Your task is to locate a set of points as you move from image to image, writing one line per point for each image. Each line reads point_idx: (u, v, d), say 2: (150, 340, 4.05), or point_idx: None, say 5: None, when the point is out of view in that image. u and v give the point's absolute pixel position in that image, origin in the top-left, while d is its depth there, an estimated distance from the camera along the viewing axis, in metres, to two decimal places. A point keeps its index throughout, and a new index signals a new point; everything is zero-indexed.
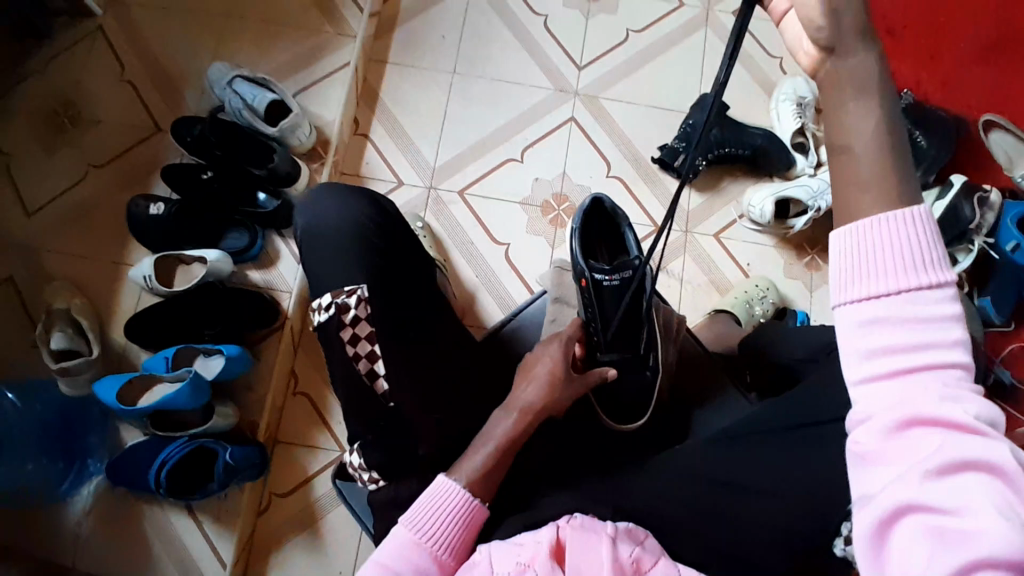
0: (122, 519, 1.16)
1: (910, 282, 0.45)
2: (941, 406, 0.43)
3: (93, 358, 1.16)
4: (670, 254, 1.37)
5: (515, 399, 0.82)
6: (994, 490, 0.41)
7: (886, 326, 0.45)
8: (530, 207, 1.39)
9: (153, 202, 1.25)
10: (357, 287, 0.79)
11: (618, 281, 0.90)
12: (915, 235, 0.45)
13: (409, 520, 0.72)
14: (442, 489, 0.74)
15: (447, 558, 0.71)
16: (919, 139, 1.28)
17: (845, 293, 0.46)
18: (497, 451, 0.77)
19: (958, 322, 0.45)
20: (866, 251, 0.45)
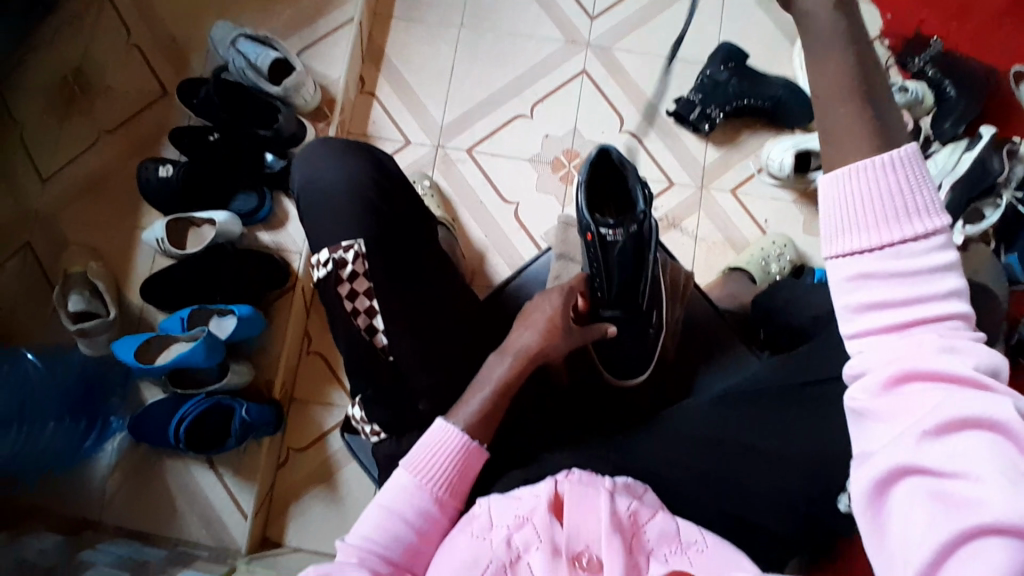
0: (146, 473, 1.20)
1: (901, 228, 0.43)
2: (940, 360, 0.41)
3: (111, 319, 1.19)
4: (684, 212, 1.34)
5: (514, 342, 0.82)
6: (998, 449, 0.38)
7: (877, 274, 0.44)
8: (540, 164, 1.36)
9: (162, 164, 1.26)
10: (354, 243, 0.79)
11: (622, 236, 0.86)
12: (903, 178, 0.44)
13: (410, 464, 0.72)
14: (441, 432, 0.74)
15: (447, 498, 0.72)
16: (947, 89, 1.23)
17: (835, 244, 0.45)
18: (494, 396, 0.76)
19: (953, 270, 0.43)
20: (850, 199, 0.44)
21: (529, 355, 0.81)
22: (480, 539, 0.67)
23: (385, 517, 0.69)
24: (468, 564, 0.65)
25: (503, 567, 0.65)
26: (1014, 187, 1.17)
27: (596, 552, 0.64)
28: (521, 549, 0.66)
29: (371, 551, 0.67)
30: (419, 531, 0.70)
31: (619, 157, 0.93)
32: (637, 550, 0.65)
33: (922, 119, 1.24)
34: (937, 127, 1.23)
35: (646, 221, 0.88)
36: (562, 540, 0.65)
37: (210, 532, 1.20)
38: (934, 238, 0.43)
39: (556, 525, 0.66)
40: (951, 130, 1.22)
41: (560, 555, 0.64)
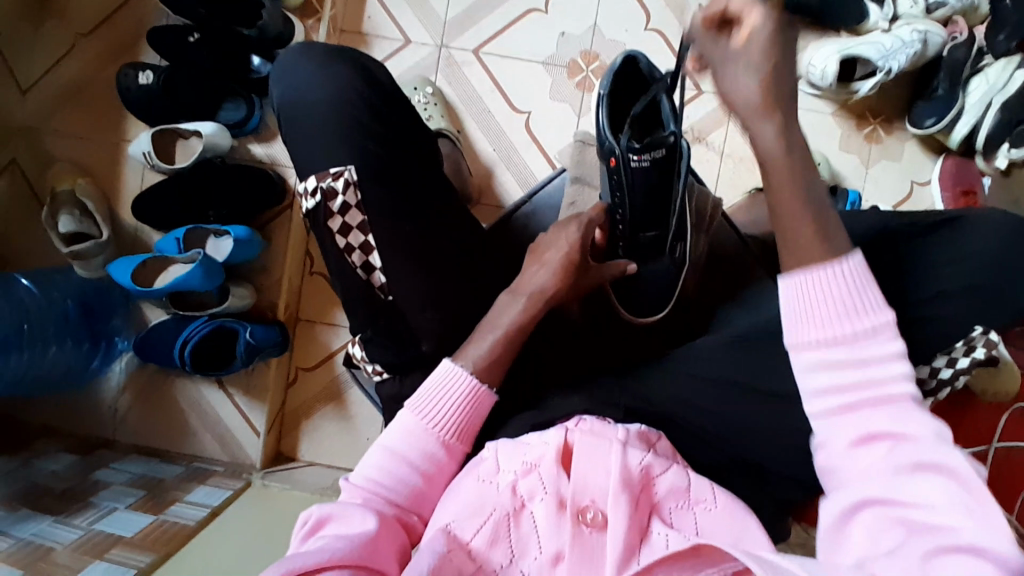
0: (157, 392, 1.22)
1: (850, 324, 0.53)
2: (894, 421, 0.51)
3: (104, 240, 1.14)
4: (709, 125, 1.23)
5: (528, 282, 0.77)
6: (949, 488, 0.47)
7: (838, 375, 0.53)
8: (554, 68, 1.24)
9: (142, 71, 1.16)
10: (343, 169, 0.73)
11: (648, 162, 0.79)
12: (849, 280, 0.54)
13: (414, 406, 0.69)
14: (447, 374, 0.71)
15: (456, 443, 0.69)
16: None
17: (796, 339, 0.55)
18: (505, 338, 0.73)
19: (898, 353, 0.53)
20: (805, 304, 0.54)
21: (545, 295, 0.76)
22: (485, 484, 0.65)
23: (391, 460, 0.67)
24: (474, 509, 0.64)
25: (508, 515, 0.63)
26: None
27: (601, 507, 0.62)
28: (527, 498, 0.64)
29: (375, 491, 0.66)
30: (423, 474, 0.67)
31: (645, 66, 0.83)
32: (645, 503, 0.64)
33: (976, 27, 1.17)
34: (992, 40, 1.08)
35: (677, 143, 0.79)
36: (568, 492, 0.63)
37: (225, 449, 1.22)
38: (882, 330, 0.53)
39: (563, 476, 0.64)
40: (1004, 45, 1.07)
41: (564, 508, 0.62)
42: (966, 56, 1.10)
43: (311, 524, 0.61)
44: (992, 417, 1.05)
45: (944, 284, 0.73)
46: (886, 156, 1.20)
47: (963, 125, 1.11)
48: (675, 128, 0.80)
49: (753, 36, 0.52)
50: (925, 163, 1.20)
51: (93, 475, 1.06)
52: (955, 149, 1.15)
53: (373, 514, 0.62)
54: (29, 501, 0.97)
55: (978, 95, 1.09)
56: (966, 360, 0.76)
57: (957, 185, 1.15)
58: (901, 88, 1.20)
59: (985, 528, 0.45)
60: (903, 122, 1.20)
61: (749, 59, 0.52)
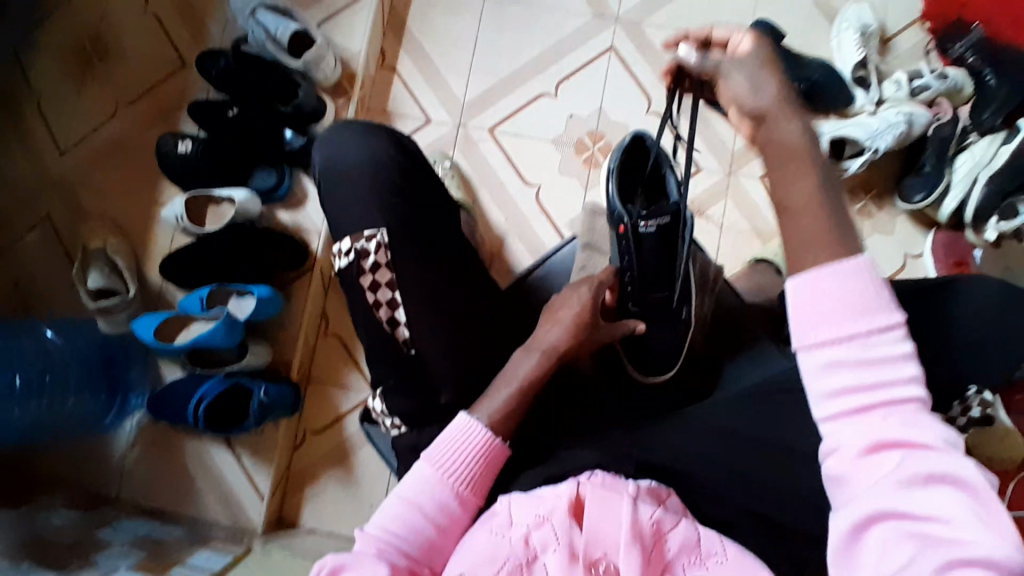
0: (165, 450, 1.22)
1: (861, 326, 0.50)
2: (907, 431, 0.49)
3: (130, 297, 1.18)
4: (710, 198, 1.30)
5: (543, 338, 0.80)
6: (961, 500, 0.46)
7: (849, 382, 0.50)
8: (563, 146, 1.33)
9: (182, 139, 1.24)
10: (376, 232, 0.78)
11: (654, 228, 0.85)
12: (856, 280, 0.51)
13: (430, 456, 0.70)
14: (464, 425, 0.72)
15: (468, 494, 0.70)
16: (987, 77, 1.16)
17: (804, 339, 0.52)
18: (519, 390, 0.75)
19: (910, 358, 0.50)
20: (810, 303, 0.52)
21: (560, 350, 0.79)
22: (498, 536, 0.66)
23: (402, 508, 0.67)
24: (487, 560, 0.64)
25: (520, 566, 0.64)
26: None
27: (613, 560, 0.63)
28: (540, 548, 0.65)
29: (388, 540, 0.65)
30: (436, 524, 0.68)
31: (654, 150, 0.89)
32: (656, 560, 0.64)
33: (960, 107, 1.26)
34: (977, 117, 1.17)
35: (682, 213, 0.85)
36: (580, 543, 0.64)
37: (228, 511, 1.21)
38: (894, 331, 0.50)
39: (576, 528, 0.65)
40: (991, 121, 1.15)
41: (577, 561, 0.63)
42: (952, 133, 1.19)
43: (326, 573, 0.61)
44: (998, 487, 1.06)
45: (940, 348, 0.77)
46: (878, 231, 1.27)
47: (951, 199, 1.18)
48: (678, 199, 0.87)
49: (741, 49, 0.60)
50: (917, 237, 1.26)
51: (96, 533, 1.04)
52: (945, 222, 1.22)
53: (386, 563, 0.63)
54: (32, 553, 0.95)
55: (966, 169, 1.16)
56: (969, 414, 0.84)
57: (950, 257, 1.21)
58: (891, 167, 1.28)
59: (1000, 543, 0.43)
60: (892, 199, 1.27)
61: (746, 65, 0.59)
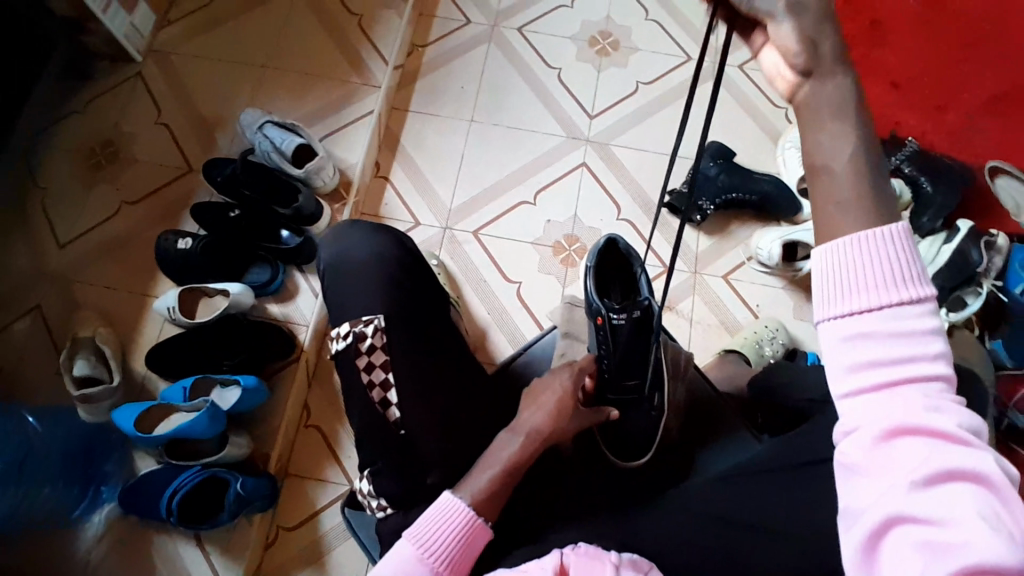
0: (131, 549, 1.16)
1: (888, 298, 0.48)
2: (928, 418, 0.47)
3: (116, 385, 1.19)
4: (679, 294, 1.40)
5: (522, 422, 0.84)
6: (977, 498, 0.44)
7: (875, 355, 0.48)
8: (542, 247, 1.43)
9: (182, 237, 1.31)
10: (374, 317, 0.83)
11: (626, 320, 0.92)
12: (890, 250, 0.48)
13: (412, 534, 0.72)
14: (447, 502, 0.75)
15: (447, 573, 0.71)
16: (923, 184, 1.34)
17: (829, 310, 0.50)
18: (503, 472, 0.77)
19: (937, 336, 0.48)
20: (840, 275, 0.49)
21: (543, 437, 0.82)
22: None
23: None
24: None
25: None
26: (994, 276, 1.24)
27: None
28: None
29: None
30: None
31: (625, 247, 0.99)
32: None
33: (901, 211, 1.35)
34: (918, 221, 1.34)
35: (651, 307, 0.93)
36: None
37: None
38: (924, 304, 0.48)
39: None
40: (930, 224, 1.33)
41: None
42: None
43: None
44: None
45: None
46: None
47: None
48: (649, 294, 0.96)
49: None
50: None
51: None
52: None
53: None
54: None
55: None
56: None
57: None
58: None
59: (1010, 545, 0.42)
60: None
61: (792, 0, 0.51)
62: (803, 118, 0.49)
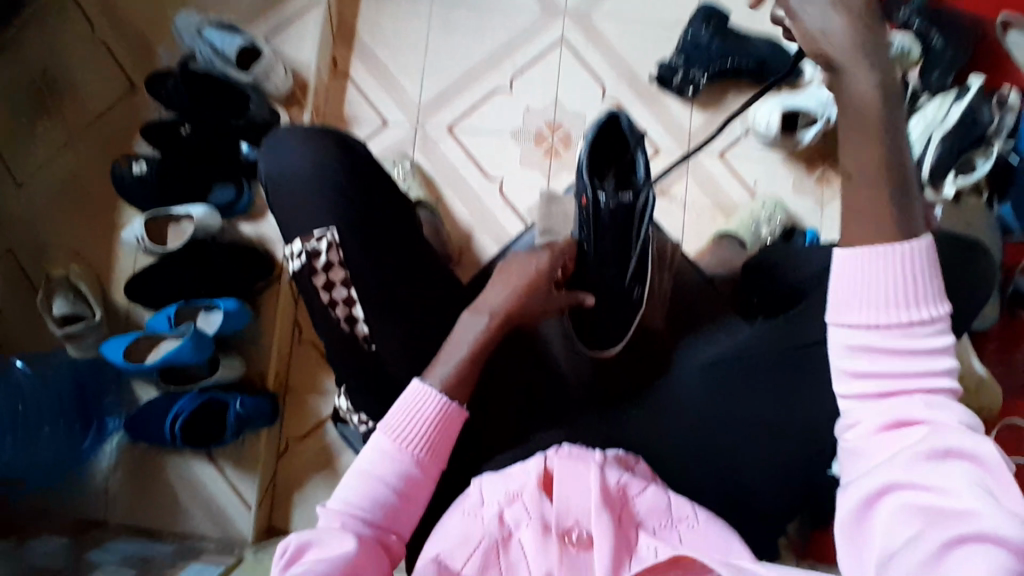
0: (146, 473, 1.21)
1: (902, 313, 0.50)
2: (928, 411, 0.49)
3: (96, 321, 1.18)
4: (672, 177, 1.32)
5: (482, 302, 0.78)
6: (973, 474, 0.46)
7: (885, 360, 0.50)
8: (522, 138, 1.34)
9: (135, 161, 1.23)
10: (326, 231, 0.77)
11: (616, 204, 0.83)
12: (903, 267, 0.50)
13: (387, 426, 0.68)
14: (419, 393, 0.69)
15: (426, 458, 0.68)
16: (931, 40, 1.22)
17: (841, 317, 0.51)
18: (471, 354, 0.72)
19: (947, 352, 0.50)
20: (855, 283, 0.51)
21: (504, 317, 0.77)
22: (470, 517, 0.67)
23: (368, 482, 0.65)
24: (462, 541, 0.65)
25: (497, 543, 0.64)
26: (1006, 136, 1.16)
27: (585, 527, 0.64)
28: (513, 527, 0.65)
29: (350, 514, 0.64)
30: (398, 492, 0.66)
31: (627, 125, 0.86)
32: (626, 523, 0.65)
33: (909, 72, 1.24)
34: (925, 79, 1.22)
35: (644, 193, 0.84)
36: (552, 516, 0.65)
37: (217, 523, 1.21)
38: (938, 322, 0.50)
39: (546, 501, 0.66)
40: (939, 81, 1.21)
41: (550, 532, 0.64)
42: (901, 98, 1.19)
43: (290, 554, 0.59)
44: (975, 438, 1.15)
45: None
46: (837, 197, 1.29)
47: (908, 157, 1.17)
48: (646, 180, 0.85)
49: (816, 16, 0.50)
50: None
51: (85, 556, 1.04)
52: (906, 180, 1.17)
53: (353, 535, 0.62)
54: None
55: (918, 132, 1.16)
56: None
57: None
58: None
59: (1007, 513, 0.43)
60: None
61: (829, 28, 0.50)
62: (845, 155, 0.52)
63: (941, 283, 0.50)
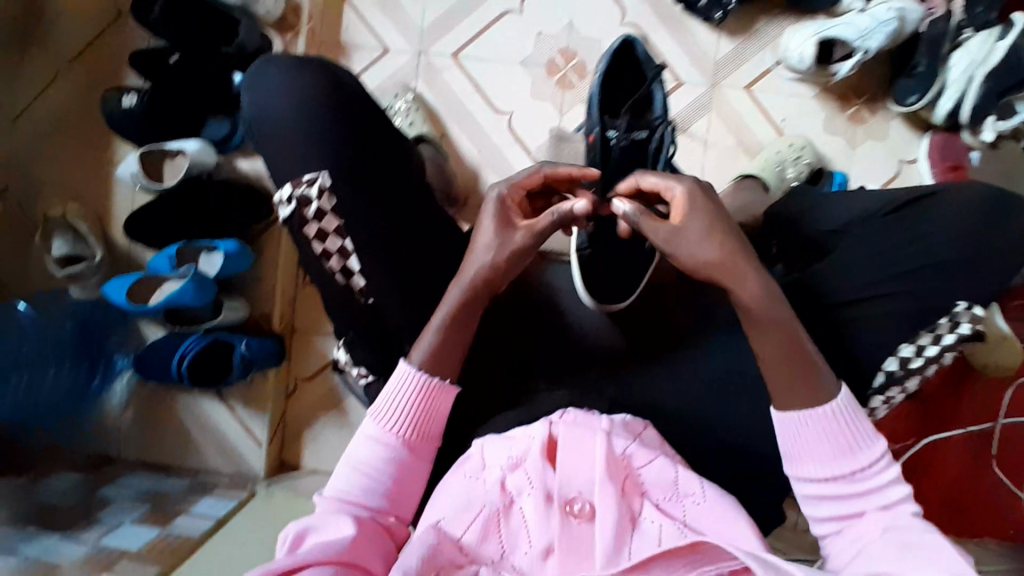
0: (156, 410, 1.25)
1: (848, 457, 0.63)
2: (886, 523, 0.61)
3: (98, 262, 1.18)
4: (693, 113, 1.23)
5: (467, 265, 0.71)
6: (927, 553, 0.56)
7: (838, 487, 0.63)
8: (533, 68, 1.25)
9: (126, 93, 1.18)
10: (318, 175, 0.72)
11: (627, 141, 0.77)
12: (850, 422, 0.63)
13: (376, 414, 0.69)
14: (400, 375, 0.69)
15: (415, 439, 0.69)
16: None
17: (797, 470, 0.65)
18: (450, 321, 0.69)
19: (896, 480, 0.63)
20: (804, 426, 0.64)
21: (489, 280, 0.70)
22: (473, 480, 0.67)
23: (360, 469, 0.68)
24: (465, 506, 0.65)
25: (498, 511, 0.64)
26: None
27: (588, 499, 0.64)
28: (515, 494, 0.65)
29: (348, 500, 0.66)
30: (393, 476, 0.68)
31: (641, 54, 0.80)
32: (630, 492, 0.65)
33: None
34: (969, 11, 1.08)
35: (662, 128, 0.78)
36: (555, 486, 0.64)
37: (228, 460, 1.24)
38: (878, 462, 0.63)
39: (549, 470, 0.65)
40: (983, 17, 1.08)
41: (552, 501, 0.64)
42: (946, 29, 1.08)
43: (291, 541, 0.62)
44: (987, 399, 1.13)
45: (911, 266, 0.74)
46: (870, 136, 1.20)
47: (944, 101, 1.10)
48: (661, 116, 0.78)
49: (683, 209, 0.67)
50: (912, 141, 1.19)
51: (98, 493, 1.09)
52: (940, 125, 1.14)
53: (349, 518, 0.64)
54: (39, 521, 0.99)
55: (959, 70, 1.07)
56: (953, 337, 0.71)
57: (945, 159, 1.13)
58: (880, 68, 1.20)
59: None
60: (886, 102, 1.19)
61: (693, 224, 0.67)
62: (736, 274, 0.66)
63: (874, 426, 0.64)
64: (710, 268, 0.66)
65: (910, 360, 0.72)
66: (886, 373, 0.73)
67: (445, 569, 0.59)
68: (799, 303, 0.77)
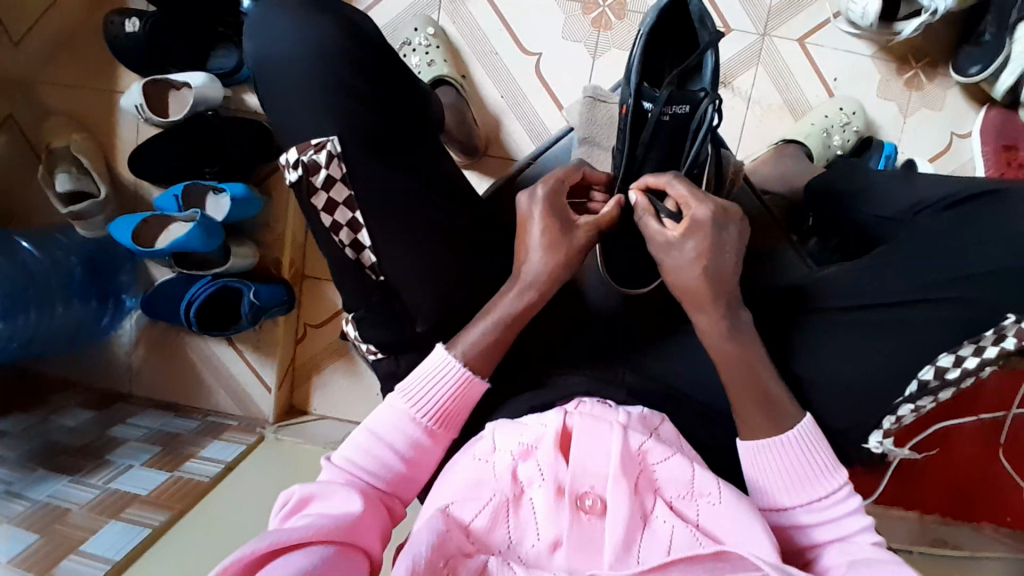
0: (167, 350, 1.25)
1: (807, 486, 0.61)
2: (852, 551, 0.58)
3: (103, 200, 1.12)
4: (738, 66, 1.13)
5: (526, 267, 0.68)
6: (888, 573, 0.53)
7: (802, 516, 0.61)
8: (567, 3, 1.14)
9: (128, 17, 1.09)
10: (327, 140, 0.66)
11: (667, 116, 0.69)
12: (809, 450, 0.61)
13: (406, 391, 0.66)
14: (439, 361, 0.66)
15: (440, 429, 0.66)
16: None
17: (762, 501, 0.63)
18: (501, 326, 0.67)
19: (859, 510, 0.61)
20: (761, 456, 0.62)
21: (548, 281, 0.68)
22: (482, 463, 0.64)
23: (375, 444, 0.65)
24: (471, 490, 0.63)
25: (507, 500, 0.61)
26: None
27: (600, 494, 0.61)
28: (526, 484, 0.62)
29: (356, 473, 0.64)
30: (407, 459, 0.65)
31: (697, 12, 0.70)
32: (643, 488, 0.62)
33: None
34: None
35: (706, 104, 0.68)
36: (566, 478, 0.61)
37: (238, 403, 1.24)
38: (838, 491, 0.61)
39: (562, 461, 0.62)
40: None
41: (563, 495, 0.61)
42: None
43: (292, 504, 0.59)
44: (1011, 386, 1.06)
45: (974, 270, 0.65)
46: (928, 104, 1.09)
47: (1008, 75, 0.98)
48: (708, 88, 0.69)
49: (689, 231, 0.63)
50: (967, 113, 1.08)
51: (108, 432, 1.10)
52: (999, 100, 1.03)
53: (358, 493, 0.61)
54: (47, 461, 1.01)
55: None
56: (996, 351, 0.63)
57: (1000, 138, 1.04)
58: (951, 25, 1.07)
59: None
60: (947, 67, 1.08)
61: (691, 246, 0.63)
62: (696, 299, 0.64)
63: (835, 454, 0.62)
64: (713, 287, 0.64)
65: (948, 368, 0.64)
66: (919, 382, 0.65)
67: (453, 557, 0.57)
68: (846, 296, 0.69)
